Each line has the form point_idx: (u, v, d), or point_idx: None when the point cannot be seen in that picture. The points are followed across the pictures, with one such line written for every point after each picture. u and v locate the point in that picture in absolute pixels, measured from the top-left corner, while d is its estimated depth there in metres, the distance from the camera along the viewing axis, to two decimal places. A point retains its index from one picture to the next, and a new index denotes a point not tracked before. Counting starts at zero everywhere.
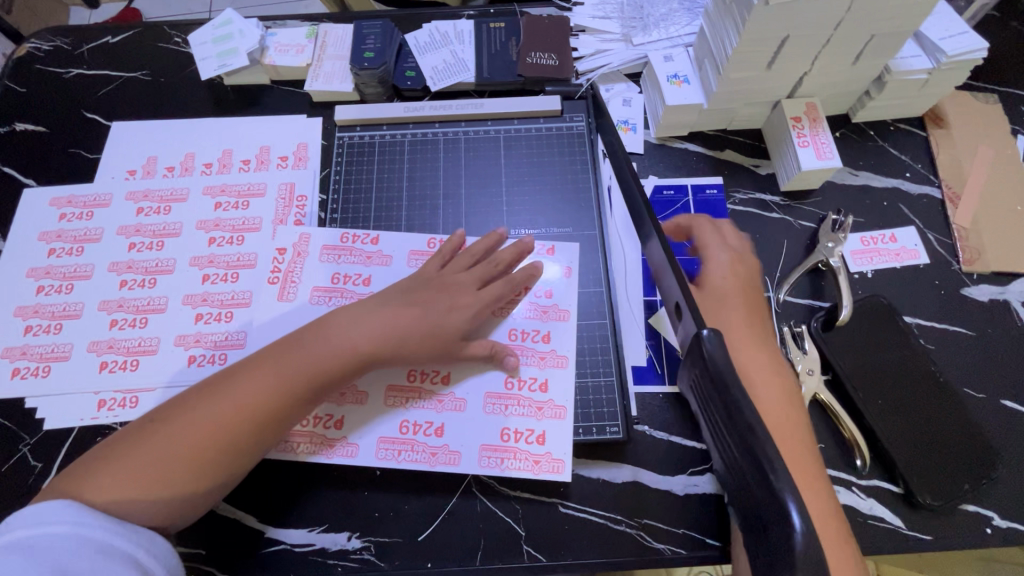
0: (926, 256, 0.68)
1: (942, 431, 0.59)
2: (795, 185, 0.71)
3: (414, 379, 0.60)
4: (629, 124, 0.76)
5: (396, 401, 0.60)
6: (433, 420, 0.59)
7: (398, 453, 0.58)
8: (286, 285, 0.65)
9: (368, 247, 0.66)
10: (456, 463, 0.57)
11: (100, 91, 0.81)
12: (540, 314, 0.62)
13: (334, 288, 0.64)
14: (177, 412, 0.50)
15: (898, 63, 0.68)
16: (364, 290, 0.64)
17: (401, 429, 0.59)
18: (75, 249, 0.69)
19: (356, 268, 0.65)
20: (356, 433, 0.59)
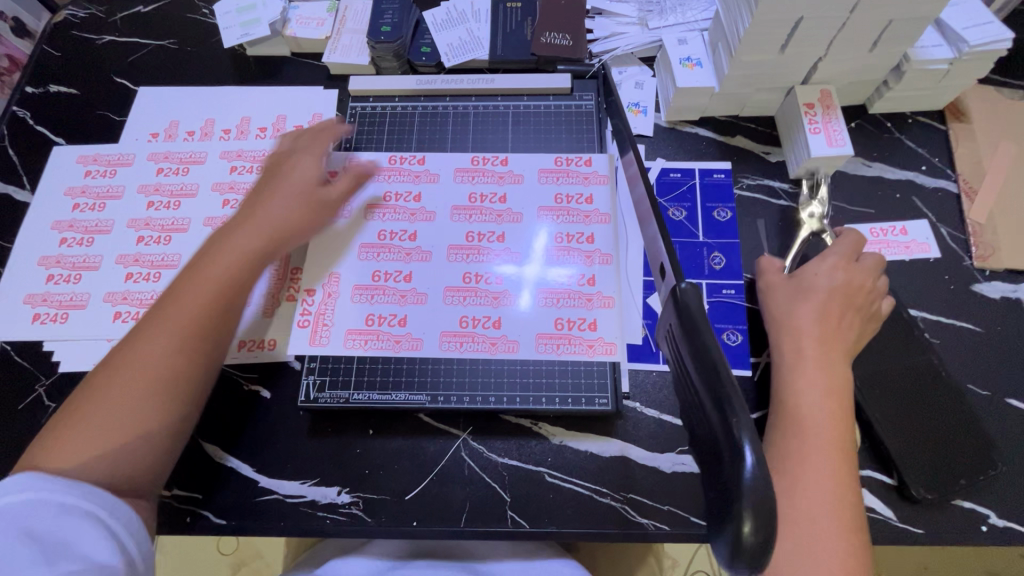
0: (937, 250, 0.67)
1: (942, 424, 0.57)
2: (805, 173, 0.71)
3: (470, 277, 0.60)
4: (640, 106, 0.76)
5: (455, 298, 0.60)
6: (490, 314, 0.59)
7: (459, 344, 0.58)
8: (342, 205, 0.64)
9: (417, 167, 0.66)
10: (515, 351, 0.57)
11: (130, 58, 0.84)
12: (582, 218, 0.62)
13: (385, 206, 0.64)
14: (135, 358, 0.49)
15: (917, 52, 0.67)
16: (416, 206, 0.64)
17: (461, 323, 0.59)
18: (98, 205, 0.72)
19: (405, 186, 0.65)
20: (416, 329, 0.59)
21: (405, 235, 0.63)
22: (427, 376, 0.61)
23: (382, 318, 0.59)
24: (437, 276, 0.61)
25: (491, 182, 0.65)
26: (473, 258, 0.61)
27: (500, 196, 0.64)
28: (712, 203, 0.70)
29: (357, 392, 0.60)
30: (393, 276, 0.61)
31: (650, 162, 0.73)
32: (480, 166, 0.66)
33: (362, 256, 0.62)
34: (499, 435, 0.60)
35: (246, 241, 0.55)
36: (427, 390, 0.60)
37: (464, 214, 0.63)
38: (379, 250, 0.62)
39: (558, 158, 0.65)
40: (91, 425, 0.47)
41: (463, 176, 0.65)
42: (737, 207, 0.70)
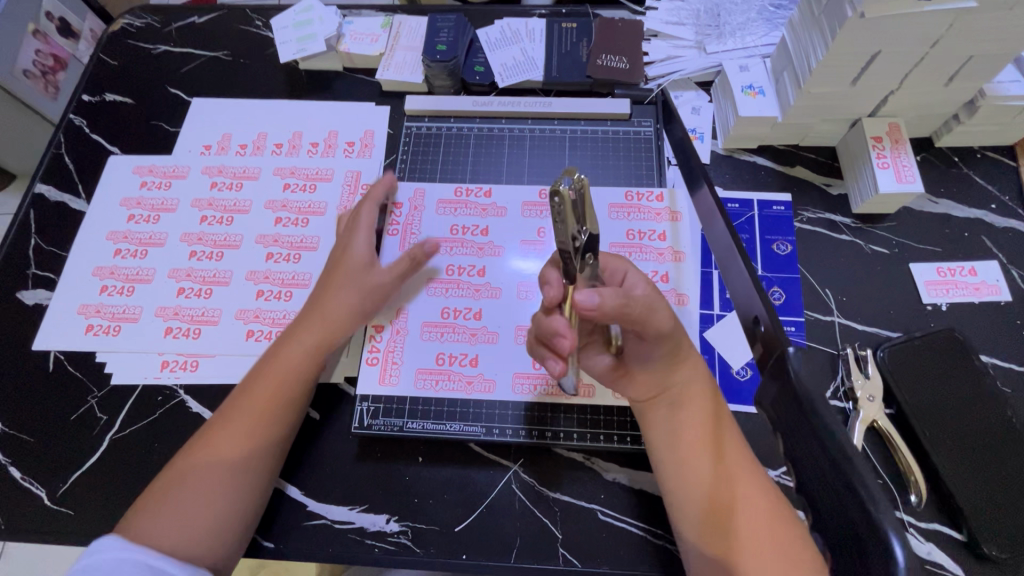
0: (1008, 293, 0.64)
1: (1016, 480, 0.55)
2: (869, 208, 0.69)
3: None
4: (697, 133, 0.75)
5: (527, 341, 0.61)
6: None
7: (534, 387, 0.60)
8: (406, 238, 0.66)
9: (482, 200, 0.67)
10: (589, 394, 0.60)
11: (184, 68, 0.85)
12: (657, 256, 0.63)
13: (454, 239, 0.66)
14: (210, 448, 0.53)
15: (994, 87, 0.65)
16: (484, 240, 0.65)
17: (535, 365, 0.60)
18: (152, 217, 0.73)
19: (472, 220, 0.66)
20: (488, 369, 0.61)
21: (474, 270, 0.64)
22: (482, 408, 0.60)
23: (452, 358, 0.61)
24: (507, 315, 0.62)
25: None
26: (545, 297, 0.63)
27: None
28: (770, 236, 0.68)
29: (409, 420, 0.59)
30: (465, 314, 0.62)
31: None
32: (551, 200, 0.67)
33: (436, 293, 0.64)
34: (551, 469, 0.59)
35: (307, 336, 0.58)
36: (481, 420, 0.59)
37: (536, 250, 0.64)
38: (448, 286, 0.64)
39: (628, 193, 0.66)
40: (176, 501, 0.50)
41: (532, 210, 0.66)
42: (797, 240, 0.69)
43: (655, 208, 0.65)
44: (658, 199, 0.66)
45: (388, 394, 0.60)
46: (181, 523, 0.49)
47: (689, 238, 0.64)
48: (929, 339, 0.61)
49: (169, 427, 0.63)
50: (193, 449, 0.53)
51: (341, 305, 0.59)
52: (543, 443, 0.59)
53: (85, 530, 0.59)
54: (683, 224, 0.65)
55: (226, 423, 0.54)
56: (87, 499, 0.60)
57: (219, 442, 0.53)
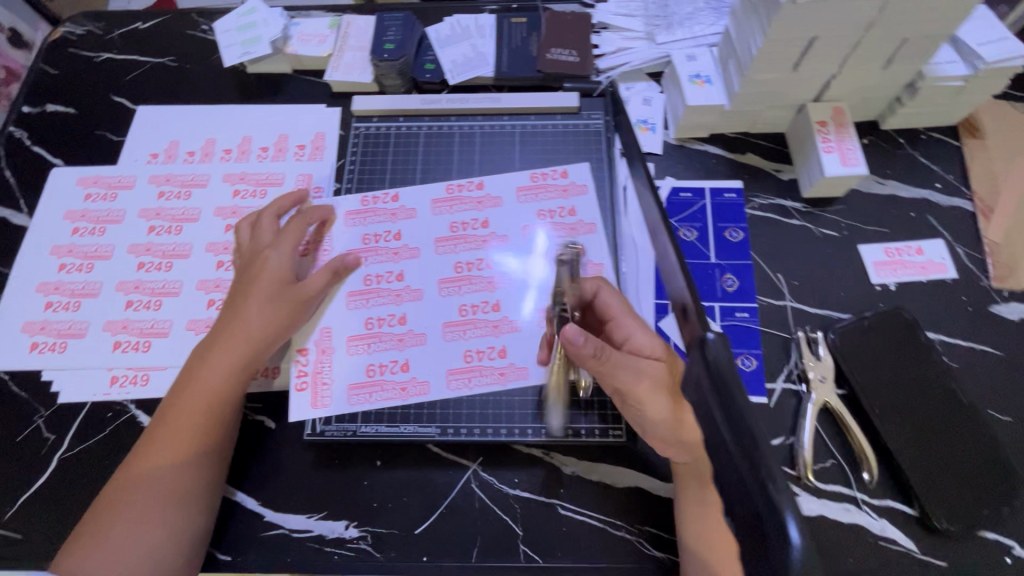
0: (954, 271, 0.66)
1: (964, 454, 0.56)
2: (817, 192, 0.69)
3: (465, 310, 0.62)
4: (648, 124, 0.75)
5: (455, 334, 0.61)
6: (493, 344, 0.60)
7: (468, 380, 0.59)
8: (319, 254, 0.65)
9: (391, 205, 0.66)
10: (526, 377, 0.59)
11: (129, 76, 0.83)
12: (568, 232, 0.64)
13: (368, 249, 0.65)
14: (132, 482, 0.52)
15: (933, 69, 0.66)
16: (399, 244, 0.65)
17: (466, 358, 0.60)
18: (98, 230, 0.71)
19: (383, 226, 0.66)
20: (421, 371, 0.60)
21: (392, 275, 0.63)
22: (437, 410, 0.59)
23: (382, 368, 0.60)
24: (431, 310, 0.62)
25: (472, 209, 0.66)
26: (466, 288, 0.62)
27: (483, 220, 0.65)
28: (723, 223, 0.69)
29: (364, 424, 0.59)
30: (389, 317, 0.62)
31: (659, 182, 0.71)
32: (457, 194, 0.66)
33: (355, 303, 0.62)
34: (510, 466, 0.58)
35: (216, 359, 0.56)
36: (436, 421, 0.59)
37: (450, 241, 0.64)
38: (368, 296, 0.62)
39: (530, 176, 0.67)
40: (104, 537, 0.50)
41: (443, 206, 0.66)
42: (749, 226, 0.69)
43: (563, 189, 0.66)
44: (564, 178, 0.67)
45: (336, 421, 0.58)
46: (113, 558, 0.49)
47: (592, 211, 0.65)
48: (879, 319, 0.62)
49: (121, 443, 0.61)
50: (115, 486, 0.53)
51: (255, 325, 0.57)
52: (500, 441, 0.58)
53: (34, 554, 0.57)
54: (589, 196, 0.66)
55: (145, 457, 0.53)
56: (36, 522, 0.58)
57: (140, 478, 0.52)
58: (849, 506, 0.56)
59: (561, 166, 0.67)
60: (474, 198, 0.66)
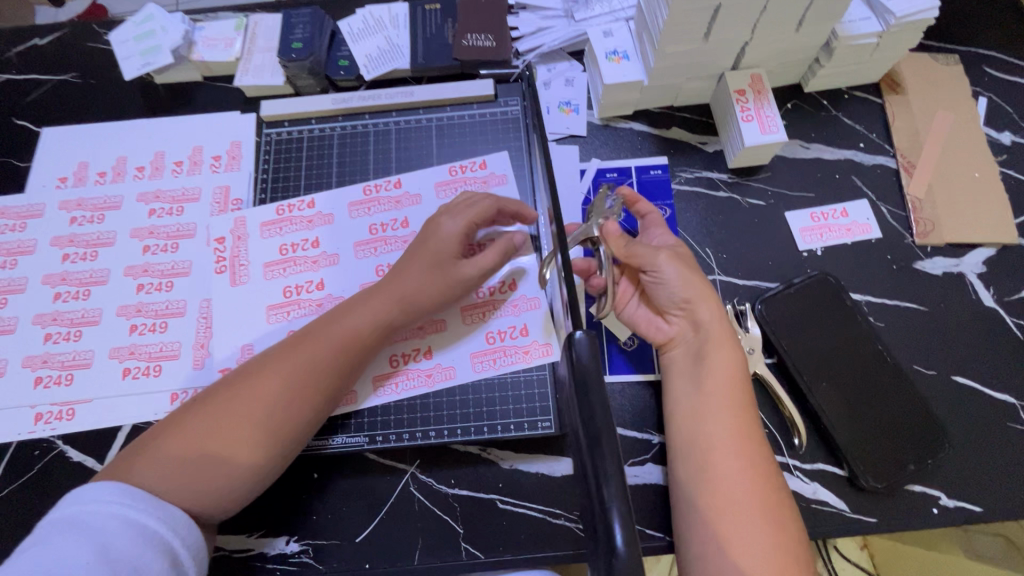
0: (878, 230, 0.66)
1: (889, 411, 0.57)
2: (741, 162, 0.69)
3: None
4: (571, 105, 0.73)
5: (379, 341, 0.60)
6: (419, 345, 0.60)
7: (395, 385, 0.58)
8: (236, 270, 0.63)
9: (307, 212, 0.65)
10: (452, 377, 0.58)
11: (30, 97, 0.78)
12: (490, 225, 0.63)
13: (285, 260, 0.63)
14: (231, 401, 0.51)
15: (845, 27, 0.65)
16: (317, 252, 0.63)
17: (392, 363, 0.59)
18: (9, 262, 0.68)
19: (300, 235, 0.64)
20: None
21: (312, 285, 0.62)
22: (366, 418, 0.58)
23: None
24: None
25: (390, 208, 0.64)
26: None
27: (401, 220, 0.64)
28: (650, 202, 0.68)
29: None
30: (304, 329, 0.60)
31: (585, 164, 0.70)
32: (373, 195, 0.65)
33: (275, 320, 0.61)
34: (447, 466, 0.58)
35: (348, 322, 0.55)
36: (364, 430, 0.58)
37: (369, 244, 0.63)
38: (288, 309, 0.61)
39: (450, 169, 0.65)
40: (188, 442, 0.49)
41: (358, 210, 0.64)
42: (677, 203, 0.69)
43: (484, 182, 0.64)
44: (484, 170, 0.65)
45: None
46: (180, 478, 0.48)
47: (511, 201, 0.64)
48: (805, 285, 0.62)
49: (52, 480, 0.60)
50: (218, 397, 0.51)
51: (447, 294, 0.56)
52: (431, 443, 0.58)
53: None
54: (508, 185, 0.64)
55: (246, 384, 0.51)
56: None
57: (233, 403, 0.51)
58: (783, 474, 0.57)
59: (480, 156, 0.66)
60: (392, 197, 0.65)
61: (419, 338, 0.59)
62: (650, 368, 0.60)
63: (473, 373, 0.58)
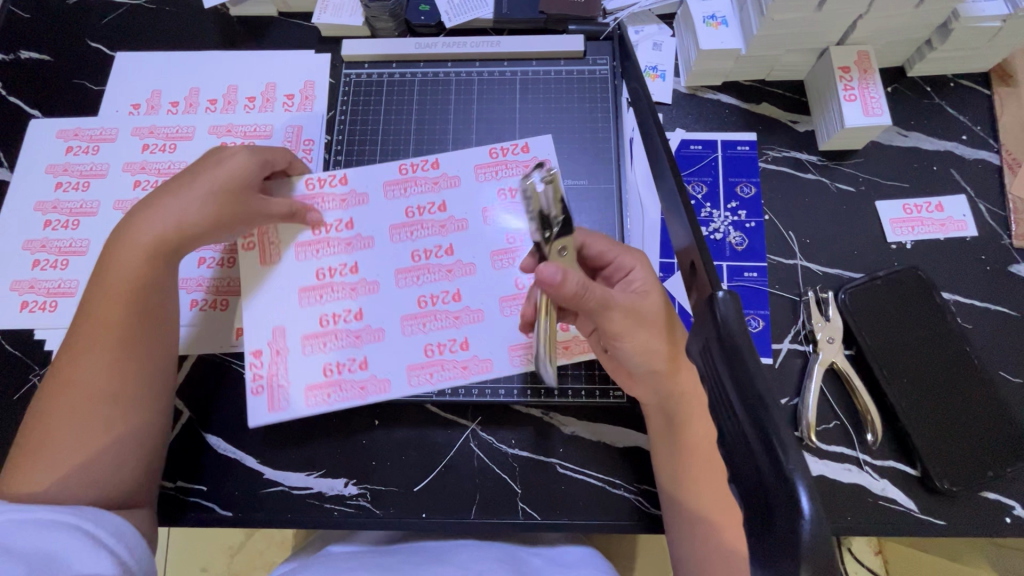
0: (974, 228, 0.63)
1: (972, 416, 0.55)
2: (835, 145, 0.65)
3: (427, 307, 0.59)
4: (658, 71, 0.70)
5: (415, 329, 0.59)
6: (454, 336, 0.59)
7: (430, 376, 0.57)
8: (266, 248, 0.60)
9: (339, 189, 0.61)
10: (490, 369, 0.57)
11: (105, 19, 0.77)
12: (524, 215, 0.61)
13: (318, 240, 0.60)
14: (80, 386, 0.48)
15: (969, 7, 0.60)
16: (351, 234, 0.61)
17: (426, 353, 0.58)
18: (81, 184, 0.68)
19: (335, 214, 0.61)
20: (383, 370, 0.58)
21: (346, 268, 0.60)
22: None
23: (330, 384, 0.57)
24: (391, 305, 0.59)
25: (427, 192, 0.62)
26: (426, 272, 0.60)
27: (442, 205, 0.62)
28: (735, 177, 0.66)
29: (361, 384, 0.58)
30: (350, 314, 0.59)
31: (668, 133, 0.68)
32: (409, 176, 0.62)
33: (307, 304, 0.59)
34: (508, 426, 0.58)
35: (129, 265, 0.52)
36: None
37: (410, 232, 0.61)
38: (321, 292, 0.59)
39: (490, 151, 0.63)
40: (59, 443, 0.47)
41: (393, 193, 0.62)
42: (763, 181, 0.66)
43: (522, 167, 0.62)
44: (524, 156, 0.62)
45: (333, 385, 0.57)
46: (86, 452, 0.47)
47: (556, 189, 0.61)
48: (894, 278, 0.60)
49: None
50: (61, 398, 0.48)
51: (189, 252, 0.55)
52: (498, 400, 0.58)
53: None
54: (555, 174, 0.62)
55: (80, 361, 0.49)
56: None
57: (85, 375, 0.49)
58: (851, 468, 0.56)
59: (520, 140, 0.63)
60: (430, 183, 0.62)
61: (453, 327, 0.59)
62: None
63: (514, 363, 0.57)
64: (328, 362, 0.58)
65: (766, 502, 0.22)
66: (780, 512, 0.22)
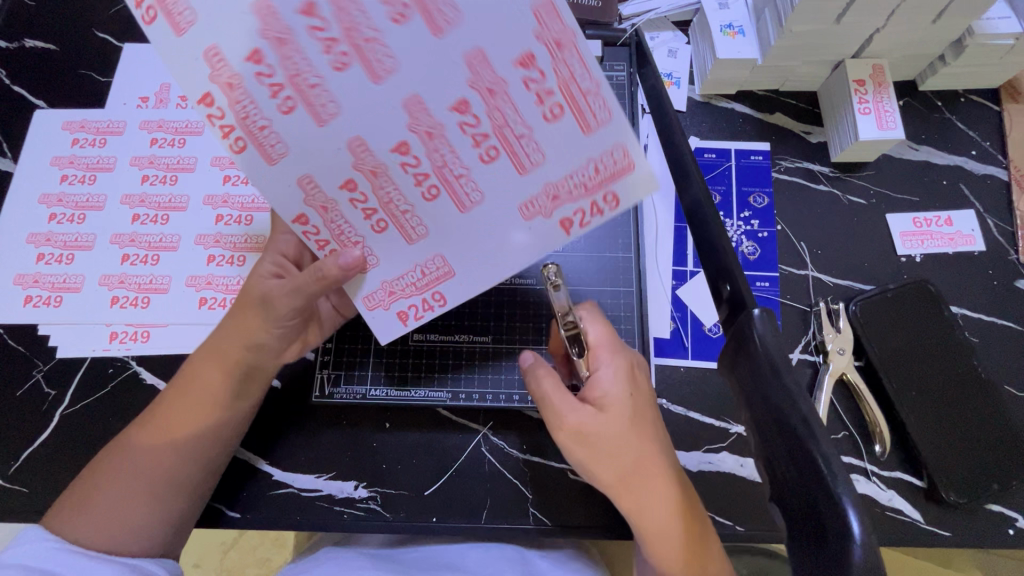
0: (983, 243, 0.64)
1: (979, 429, 0.56)
2: (848, 157, 0.66)
3: (489, 79, 0.39)
4: (673, 78, 0.70)
5: (485, 67, 0.39)
6: (558, 172, 0.42)
7: (567, 182, 0.42)
8: (400, 222, 0.44)
9: (330, 190, 0.43)
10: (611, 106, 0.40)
11: (113, 9, 0.76)
12: None
13: (361, 195, 0.43)
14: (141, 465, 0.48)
15: (983, 25, 0.61)
16: (346, 142, 0.41)
17: (548, 191, 0.43)
18: (88, 177, 0.67)
19: (345, 195, 0.43)
20: (575, 155, 0.42)
21: (398, 175, 0.42)
22: (449, 373, 0.59)
23: (578, 217, 0.44)
24: (439, 92, 0.40)
25: (283, 44, 0.39)
26: (350, 7, 0.38)
27: (273, 44, 0.39)
28: (748, 187, 0.66)
29: (374, 387, 0.58)
30: (475, 121, 0.41)
31: None
32: (251, 124, 0.40)
33: (528, 168, 0.42)
34: (521, 430, 0.58)
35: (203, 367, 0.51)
36: (449, 386, 0.58)
37: (336, 56, 0.39)
38: (363, 209, 0.44)
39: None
40: (98, 505, 0.46)
41: (272, 150, 0.41)
42: (776, 191, 0.66)
43: (187, 22, 0.38)
44: (194, 31, 0.38)
45: (347, 387, 0.57)
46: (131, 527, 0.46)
47: None
48: (903, 290, 0.60)
49: (125, 400, 0.60)
50: (112, 463, 0.48)
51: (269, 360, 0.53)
52: (509, 406, 0.58)
53: (40, 508, 0.56)
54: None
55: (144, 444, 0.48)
56: (41, 476, 0.57)
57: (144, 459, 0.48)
58: (859, 478, 0.56)
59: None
60: (234, 99, 0.40)
61: (420, 14, 0.38)
62: None
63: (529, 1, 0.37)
64: (566, 210, 0.43)
65: (817, 523, 0.25)
66: (830, 525, 0.24)
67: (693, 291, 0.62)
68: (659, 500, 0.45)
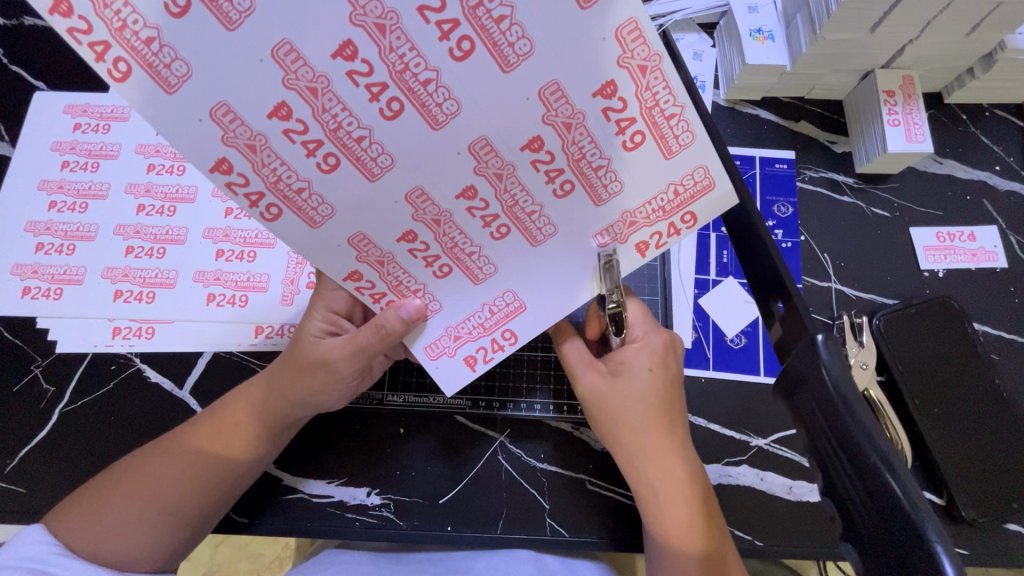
0: (1005, 260, 0.63)
1: (999, 448, 0.55)
2: (874, 168, 0.65)
3: (565, 113, 0.36)
4: (698, 81, 0.69)
5: (560, 101, 0.35)
6: (636, 207, 0.40)
7: (658, 211, 0.41)
8: (469, 263, 0.43)
9: (390, 245, 0.41)
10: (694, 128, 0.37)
11: None
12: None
13: (429, 240, 0.41)
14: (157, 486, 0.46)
15: (1012, 39, 0.60)
16: (406, 198, 0.39)
17: (627, 220, 0.41)
18: (91, 165, 0.64)
19: (409, 247, 0.41)
20: (657, 183, 0.39)
21: (465, 221, 0.41)
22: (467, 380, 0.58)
23: (656, 238, 0.42)
24: (505, 132, 0.36)
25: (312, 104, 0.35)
26: (395, 43, 0.33)
27: (304, 95, 0.34)
28: (772, 196, 0.65)
29: (391, 393, 0.57)
30: (548, 157, 0.38)
31: None
32: (286, 189, 0.37)
33: (606, 198, 0.40)
34: (538, 439, 0.57)
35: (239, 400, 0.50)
36: (468, 393, 0.58)
37: (382, 104, 0.35)
38: (427, 257, 0.42)
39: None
40: (109, 521, 0.44)
41: (316, 213, 0.39)
42: (800, 201, 0.65)
43: (179, 76, 0.33)
44: (196, 89, 0.33)
45: (363, 393, 0.57)
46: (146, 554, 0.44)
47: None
48: (926, 305, 0.60)
49: (127, 399, 0.58)
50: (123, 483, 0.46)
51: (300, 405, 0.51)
52: (527, 415, 0.57)
53: (37, 509, 0.54)
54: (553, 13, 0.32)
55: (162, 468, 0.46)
56: (38, 476, 0.55)
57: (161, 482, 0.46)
58: None
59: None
60: (261, 163, 0.36)
61: (482, 47, 0.33)
62: (759, 367, 0.59)
63: (607, 28, 0.33)
64: (643, 234, 0.42)
65: (900, 561, 0.25)
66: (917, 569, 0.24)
67: (716, 299, 0.61)
68: (661, 449, 0.46)
